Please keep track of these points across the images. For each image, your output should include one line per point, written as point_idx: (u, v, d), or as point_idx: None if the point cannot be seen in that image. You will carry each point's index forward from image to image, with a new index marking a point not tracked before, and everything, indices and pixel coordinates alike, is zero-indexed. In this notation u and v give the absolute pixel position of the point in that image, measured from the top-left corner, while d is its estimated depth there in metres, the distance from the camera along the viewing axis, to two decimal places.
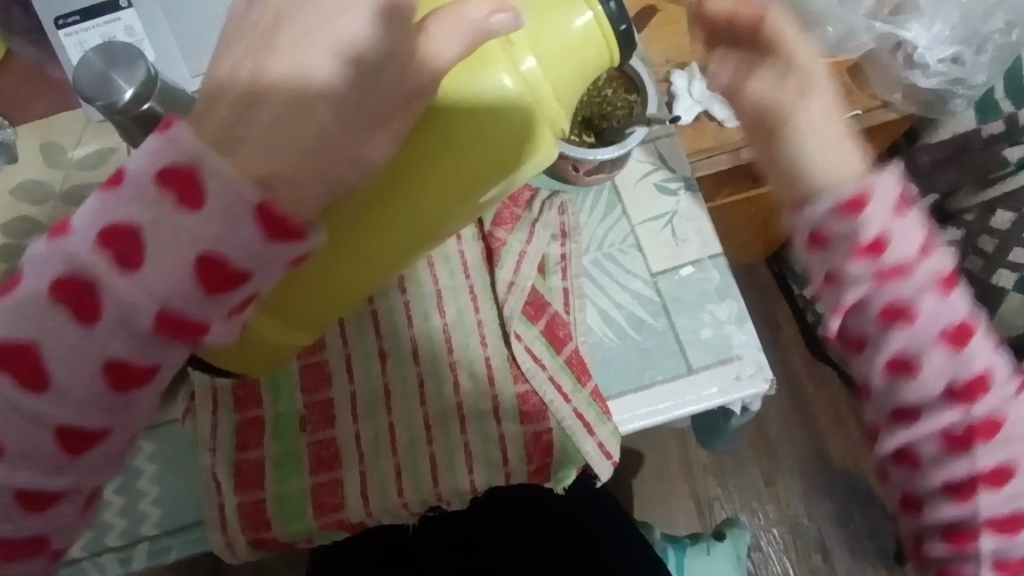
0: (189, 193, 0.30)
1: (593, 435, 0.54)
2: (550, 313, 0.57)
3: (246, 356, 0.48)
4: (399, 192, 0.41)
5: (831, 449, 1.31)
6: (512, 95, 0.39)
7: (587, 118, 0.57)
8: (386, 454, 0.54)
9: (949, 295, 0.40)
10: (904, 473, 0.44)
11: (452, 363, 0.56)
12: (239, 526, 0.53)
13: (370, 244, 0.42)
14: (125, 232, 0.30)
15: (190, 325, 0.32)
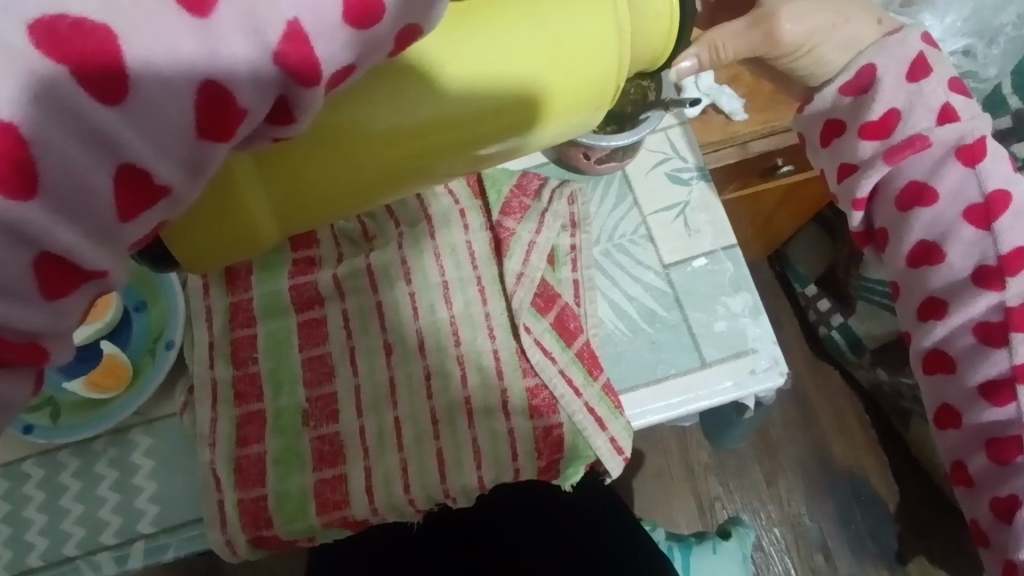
0: None
1: (605, 430, 0.53)
2: (561, 305, 0.56)
3: (196, 229, 0.34)
4: (450, 93, 0.34)
5: (833, 448, 1.30)
6: (602, 38, 0.34)
7: None
8: (391, 450, 0.53)
9: (961, 117, 0.52)
10: (927, 325, 0.56)
11: (459, 357, 0.55)
12: (239, 524, 0.51)
13: (362, 155, 0.35)
14: None
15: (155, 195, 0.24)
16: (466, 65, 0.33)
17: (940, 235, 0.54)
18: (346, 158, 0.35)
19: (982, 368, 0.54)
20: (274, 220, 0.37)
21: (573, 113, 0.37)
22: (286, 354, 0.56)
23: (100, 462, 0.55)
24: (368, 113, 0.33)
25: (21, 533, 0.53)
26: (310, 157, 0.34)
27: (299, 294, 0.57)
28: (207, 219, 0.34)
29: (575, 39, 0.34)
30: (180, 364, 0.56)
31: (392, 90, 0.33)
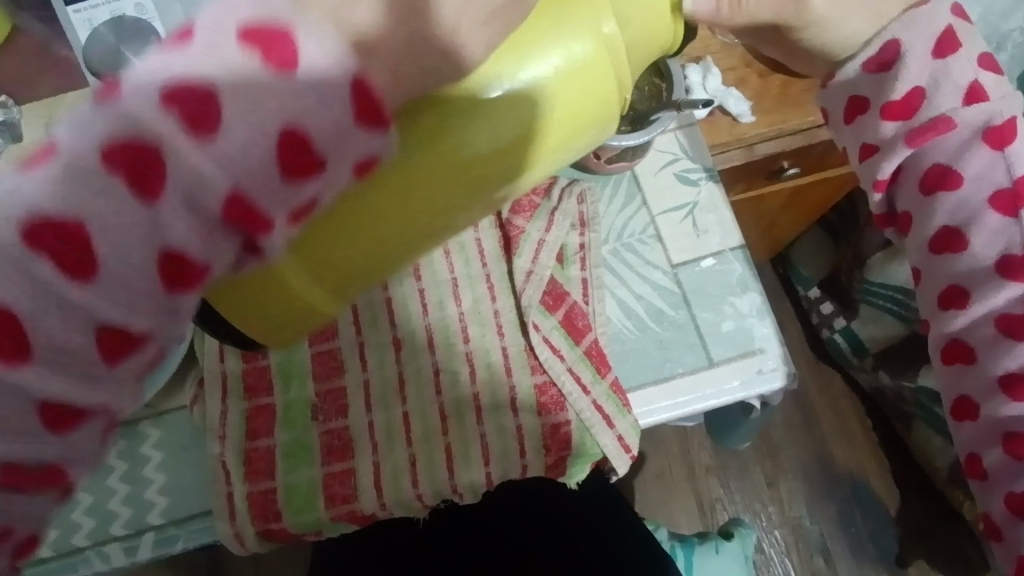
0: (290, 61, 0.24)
1: (612, 428, 0.53)
2: (569, 304, 0.56)
3: (254, 319, 0.34)
4: (460, 144, 0.31)
5: (835, 451, 1.30)
6: (598, 60, 0.32)
7: None
8: (400, 444, 0.53)
9: (990, 96, 0.42)
10: (952, 309, 0.45)
11: (468, 352, 0.55)
12: (247, 516, 0.52)
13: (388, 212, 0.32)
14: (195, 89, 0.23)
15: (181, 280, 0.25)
16: (472, 125, 0.30)
17: (966, 220, 0.44)
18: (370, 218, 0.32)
19: (1005, 363, 0.44)
20: (328, 298, 0.34)
21: (591, 129, 0.34)
22: (296, 349, 0.56)
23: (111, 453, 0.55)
24: (382, 177, 0.31)
25: None
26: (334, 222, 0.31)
27: None
28: (261, 310, 0.33)
29: (578, 66, 0.31)
30: (191, 357, 0.57)
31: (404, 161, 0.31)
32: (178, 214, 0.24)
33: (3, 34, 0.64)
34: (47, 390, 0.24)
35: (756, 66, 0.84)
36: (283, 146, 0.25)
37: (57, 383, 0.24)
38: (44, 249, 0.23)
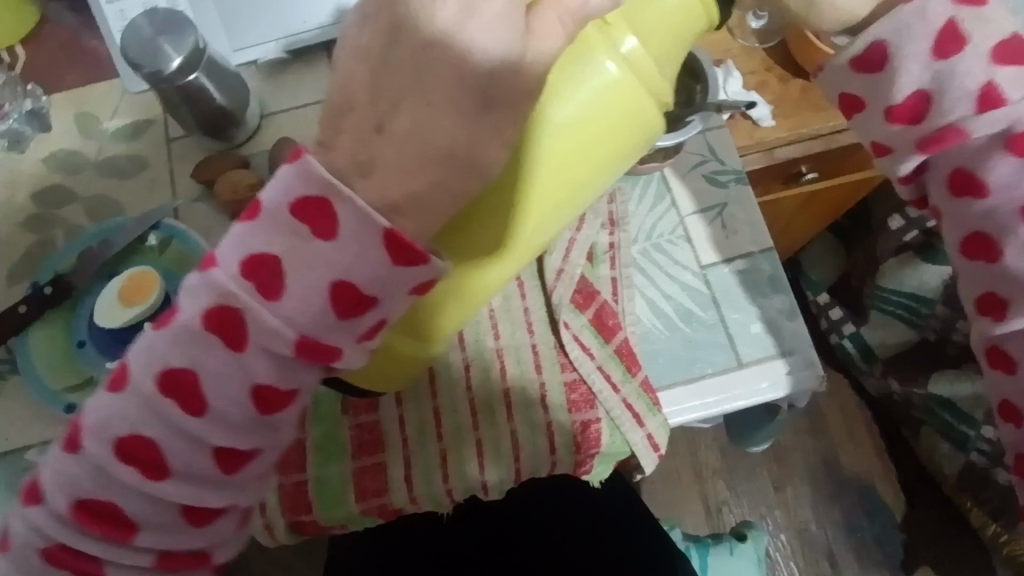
0: (324, 224, 0.30)
1: (642, 426, 0.53)
2: (599, 302, 0.56)
3: (375, 374, 0.50)
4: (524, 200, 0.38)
5: (840, 453, 1.31)
6: (625, 91, 0.37)
7: None
8: (431, 439, 0.53)
9: (1005, 101, 0.40)
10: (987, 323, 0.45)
11: (499, 349, 0.56)
12: (278, 508, 0.52)
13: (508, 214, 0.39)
14: (264, 263, 0.31)
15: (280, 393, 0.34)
16: (530, 196, 0.38)
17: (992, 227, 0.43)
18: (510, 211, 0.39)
19: None
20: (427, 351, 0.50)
21: (640, 139, 0.39)
22: None
23: None
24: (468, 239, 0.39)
25: None
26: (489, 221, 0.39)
27: None
28: (381, 372, 0.51)
29: (612, 110, 0.37)
30: None
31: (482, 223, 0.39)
32: (261, 361, 0.33)
33: (35, 24, 0.70)
34: (185, 496, 0.35)
35: (777, 70, 0.85)
36: (337, 299, 0.32)
37: (188, 489, 0.35)
38: (171, 389, 0.33)
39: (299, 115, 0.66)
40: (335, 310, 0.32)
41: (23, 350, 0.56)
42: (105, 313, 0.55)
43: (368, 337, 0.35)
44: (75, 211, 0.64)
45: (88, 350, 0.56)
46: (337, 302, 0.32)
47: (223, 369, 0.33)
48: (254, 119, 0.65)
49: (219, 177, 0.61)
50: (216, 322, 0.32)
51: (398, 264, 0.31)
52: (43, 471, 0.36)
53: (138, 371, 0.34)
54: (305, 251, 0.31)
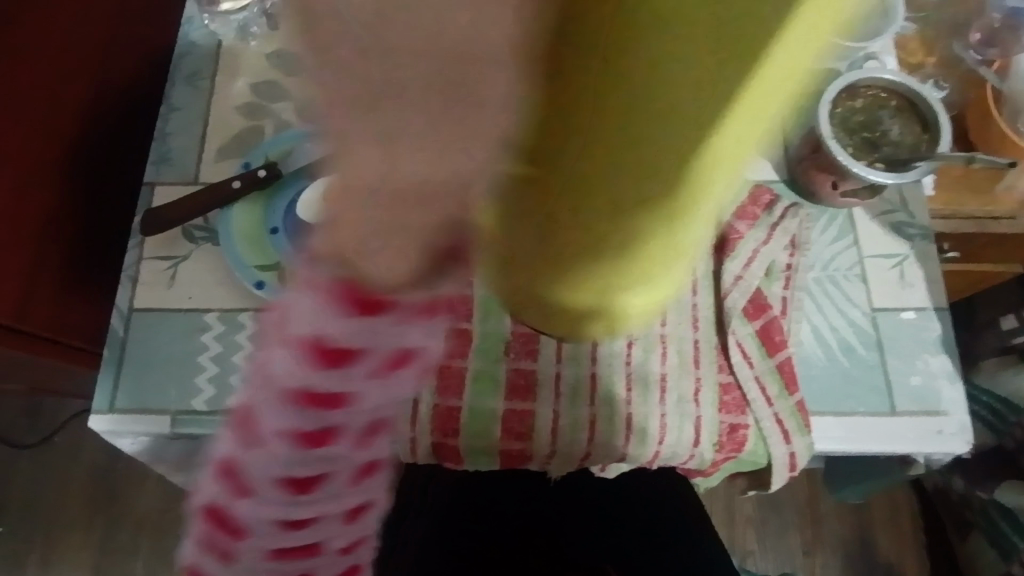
0: (332, 292, 0.22)
1: (788, 443, 0.55)
2: (769, 316, 0.58)
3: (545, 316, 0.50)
4: (585, 204, 0.30)
5: (878, 544, 1.27)
6: (693, 150, 0.26)
7: (873, 143, 0.56)
8: (583, 402, 0.56)
9: None
10: None
11: (663, 335, 0.58)
12: (429, 426, 0.54)
13: (614, 155, 0.27)
14: (309, 395, 0.24)
15: (325, 432, 0.26)
16: (637, 240, 0.32)
17: None
18: (687, 178, 0.28)
19: None
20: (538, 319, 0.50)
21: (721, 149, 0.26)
22: None
23: None
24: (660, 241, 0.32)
25: (227, 375, 0.56)
26: (603, 179, 0.29)
27: None
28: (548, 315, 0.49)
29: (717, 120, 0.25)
30: None
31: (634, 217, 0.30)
32: (282, 454, 0.26)
33: None
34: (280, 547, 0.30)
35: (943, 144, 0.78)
36: (323, 356, 0.23)
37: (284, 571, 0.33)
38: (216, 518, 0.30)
39: None
40: (306, 372, 0.24)
41: (223, 222, 0.60)
42: (306, 207, 0.58)
43: (388, 374, 0.24)
44: (286, 107, 0.66)
45: (279, 239, 0.59)
46: (313, 360, 0.23)
47: (254, 447, 0.26)
48: None
49: None
50: (238, 432, 0.27)
51: (363, 319, 0.22)
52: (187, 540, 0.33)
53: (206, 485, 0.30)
54: (327, 376, 0.24)
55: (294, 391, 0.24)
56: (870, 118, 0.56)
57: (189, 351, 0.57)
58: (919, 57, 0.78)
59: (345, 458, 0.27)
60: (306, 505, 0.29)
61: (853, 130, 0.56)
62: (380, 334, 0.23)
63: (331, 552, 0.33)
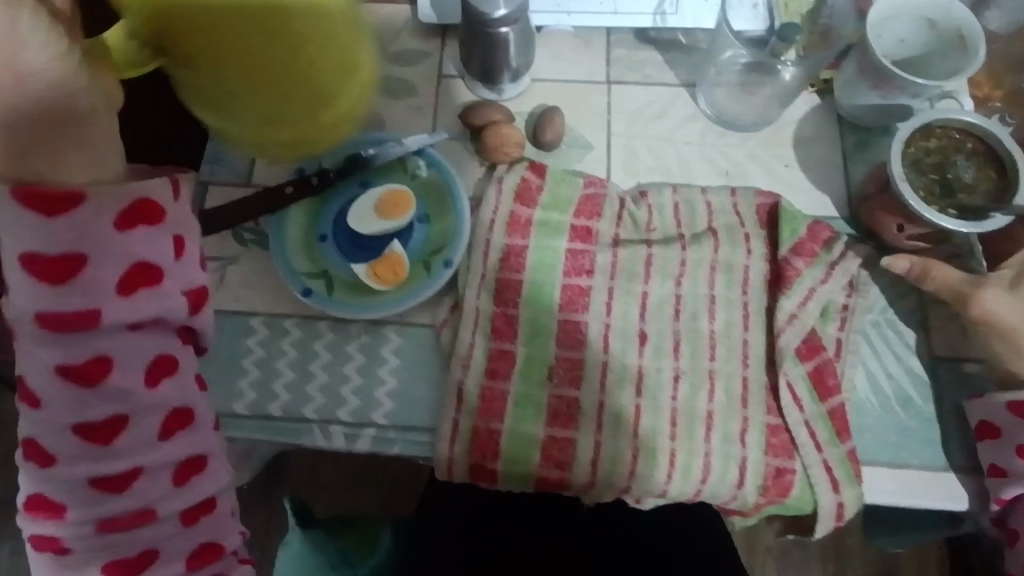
0: (130, 279, 0.41)
1: (836, 493, 0.53)
2: (823, 358, 0.56)
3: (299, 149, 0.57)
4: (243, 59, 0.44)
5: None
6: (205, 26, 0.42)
7: (946, 187, 0.54)
8: (626, 435, 0.54)
9: None
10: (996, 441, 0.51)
11: (711, 371, 0.56)
12: (468, 448, 0.53)
13: (237, 49, 0.43)
14: (63, 261, 0.39)
15: (85, 370, 0.41)
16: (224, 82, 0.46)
17: None
18: (235, 61, 0.44)
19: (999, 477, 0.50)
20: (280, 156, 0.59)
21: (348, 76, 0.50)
22: (545, 309, 0.58)
23: (352, 343, 0.57)
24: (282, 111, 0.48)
25: (269, 381, 0.56)
26: (233, 78, 0.46)
27: (573, 259, 0.59)
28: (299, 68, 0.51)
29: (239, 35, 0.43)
30: (450, 285, 0.59)
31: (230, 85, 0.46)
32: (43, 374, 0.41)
33: None
34: (93, 514, 0.42)
35: None
36: (50, 274, 0.39)
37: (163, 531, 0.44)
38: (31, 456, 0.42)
39: (566, 86, 0.67)
40: (45, 289, 0.40)
41: (274, 226, 0.60)
42: (360, 219, 0.59)
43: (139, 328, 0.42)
44: None
45: (330, 246, 0.59)
46: (46, 324, 0.40)
47: (34, 366, 0.41)
48: (526, 81, 0.66)
49: (487, 126, 0.62)
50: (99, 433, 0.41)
51: (59, 285, 0.40)
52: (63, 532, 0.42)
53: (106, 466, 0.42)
54: (37, 250, 0.39)
55: (90, 312, 0.40)
56: (943, 163, 0.54)
57: (234, 354, 0.57)
58: None
59: (123, 419, 0.42)
60: (125, 497, 0.43)
61: (923, 172, 0.54)
62: (133, 239, 0.42)
63: (167, 520, 0.44)
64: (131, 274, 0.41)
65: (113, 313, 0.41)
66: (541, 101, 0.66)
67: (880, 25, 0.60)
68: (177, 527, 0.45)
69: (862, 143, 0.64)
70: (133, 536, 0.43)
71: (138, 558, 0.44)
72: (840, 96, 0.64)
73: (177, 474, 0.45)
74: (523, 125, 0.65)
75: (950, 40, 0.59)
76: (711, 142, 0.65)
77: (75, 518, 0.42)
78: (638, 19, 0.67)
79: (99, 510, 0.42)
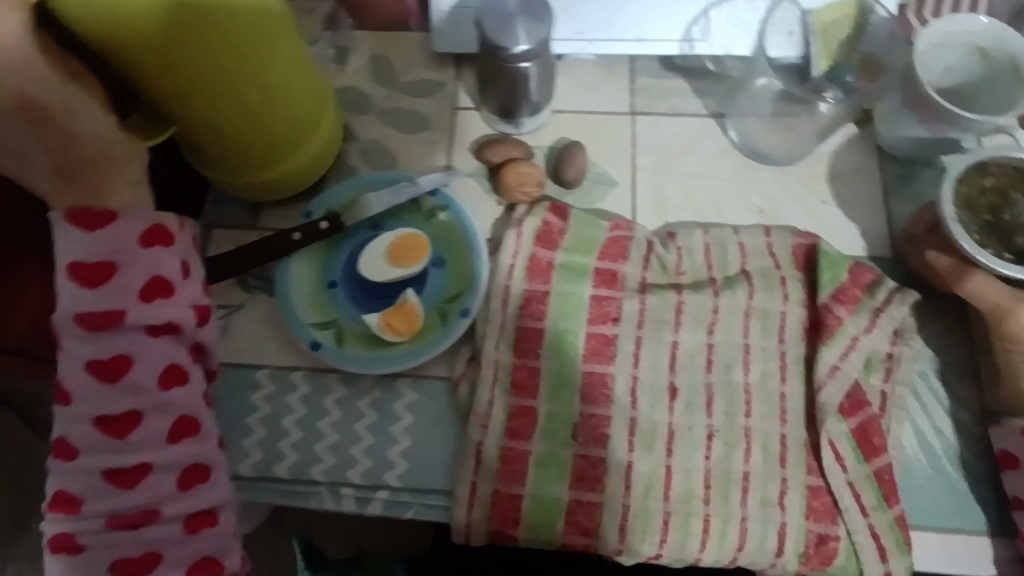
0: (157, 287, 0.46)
1: (884, 562, 0.49)
2: (868, 414, 0.52)
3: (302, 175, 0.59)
4: (279, 97, 0.51)
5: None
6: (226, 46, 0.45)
7: (1008, 229, 0.50)
8: (656, 499, 0.51)
9: None
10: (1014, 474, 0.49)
11: (747, 428, 0.52)
12: (488, 513, 0.50)
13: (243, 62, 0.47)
14: (94, 269, 0.44)
15: (111, 363, 0.44)
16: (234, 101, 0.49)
17: None
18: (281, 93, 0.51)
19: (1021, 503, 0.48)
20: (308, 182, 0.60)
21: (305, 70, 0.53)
22: (569, 360, 0.54)
23: (363, 399, 0.54)
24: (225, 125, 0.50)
25: (276, 439, 0.53)
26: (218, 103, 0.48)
27: (598, 306, 0.56)
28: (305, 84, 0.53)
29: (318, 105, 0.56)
30: (468, 336, 0.56)
31: (233, 104, 0.49)
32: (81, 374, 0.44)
33: None
34: (110, 507, 0.44)
35: None
36: (82, 279, 0.44)
37: (165, 535, 0.45)
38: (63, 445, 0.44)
39: (588, 118, 0.63)
40: (82, 292, 0.44)
41: (281, 273, 0.57)
42: (368, 266, 0.56)
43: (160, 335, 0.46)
44: (353, 150, 0.63)
45: (339, 293, 0.57)
46: (84, 325, 0.44)
47: (67, 362, 0.44)
48: (545, 113, 0.63)
49: (505, 162, 0.59)
50: (122, 422, 0.45)
51: (91, 288, 0.44)
52: (82, 529, 0.44)
53: (126, 457, 0.45)
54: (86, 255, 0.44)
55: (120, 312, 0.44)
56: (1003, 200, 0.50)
57: (240, 411, 0.54)
58: None
59: (145, 398, 0.45)
60: (137, 494, 0.45)
61: (980, 211, 0.50)
62: (151, 255, 0.46)
63: (170, 522, 0.45)
64: (153, 285, 0.46)
65: (135, 315, 0.44)
66: (561, 134, 0.63)
67: (926, 53, 0.56)
68: (182, 532, 0.46)
69: (905, 177, 0.60)
70: (139, 534, 0.45)
71: (144, 559, 0.45)
72: (880, 126, 0.60)
73: (181, 478, 0.46)
74: (543, 159, 0.61)
75: (1004, 69, 0.55)
76: (744, 176, 0.61)
77: (89, 512, 0.44)
78: (664, 45, 0.63)
79: (111, 505, 0.45)
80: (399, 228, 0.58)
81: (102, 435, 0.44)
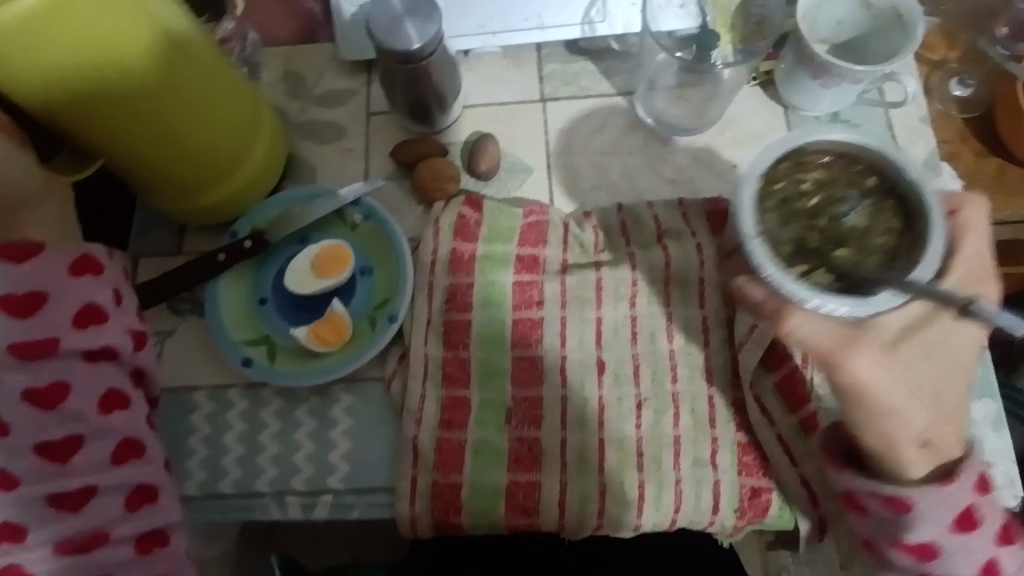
0: (93, 316, 0.46)
1: (814, 507, 0.51)
2: (791, 366, 0.54)
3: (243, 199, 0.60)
4: (202, 121, 0.53)
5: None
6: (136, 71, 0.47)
7: (831, 236, 0.40)
8: (592, 471, 0.52)
9: None
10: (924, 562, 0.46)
11: (675, 393, 0.54)
12: (429, 504, 0.51)
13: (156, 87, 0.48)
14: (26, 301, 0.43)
15: (48, 392, 0.43)
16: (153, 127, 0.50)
17: None
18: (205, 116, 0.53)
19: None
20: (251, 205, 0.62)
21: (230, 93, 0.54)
22: (498, 347, 0.55)
23: (301, 408, 0.55)
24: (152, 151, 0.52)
25: (219, 456, 0.54)
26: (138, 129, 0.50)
27: (521, 291, 0.57)
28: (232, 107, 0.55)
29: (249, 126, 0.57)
30: (398, 336, 0.57)
31: (155, 129, 0.51)
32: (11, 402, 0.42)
33: None
34: (56, 536, 0.42)
35: (973, 143, 0.75)
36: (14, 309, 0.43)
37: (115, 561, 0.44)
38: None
39: (499, 109, 0.64)
40: (13, 323, 0.43)
41: (210, 295, 0.58)
42: (296, 280, 0.57)
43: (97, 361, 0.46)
44: None
45: (270, 309, 0.57)
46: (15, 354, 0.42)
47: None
48: (457, 109, 0.64)
49: (420, 161, 0.60)
50: (61, 449, 0.43)
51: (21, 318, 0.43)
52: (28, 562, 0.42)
53: (72, 481, 0.43)
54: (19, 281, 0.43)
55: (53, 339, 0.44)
56: (832, 193, 0.41)
57: (182, 433, 0.55)
58: (941, 52, 0.79)
59: (87, 422, 0.44)
60: (82, 520, 0.43)
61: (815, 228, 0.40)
62: (83, 284, 0.46)
63: (120, 544, 0.44)
64: (86, 313, 0.45)
65: (70, 342, 0.44)
66: (475, 128, 0.64)
67: (813, 9, 0.57)
68: (132, 554, 0.45)
69: None
70: (89, 561, 0.43)
71: None
72: (782, 87, 0.61)
73: (128, 500, 0.45)
74: (458, 155, 0.63)
75: (889, 19, 0.57)
76: (654, 150, 0.62)
77: (34, 542, 0.42)
78: (565, 30, 0.65)
79: (57, 534, 0.43)
80: (325, 239, 0.59)
81: (42, 465, 0.43)
